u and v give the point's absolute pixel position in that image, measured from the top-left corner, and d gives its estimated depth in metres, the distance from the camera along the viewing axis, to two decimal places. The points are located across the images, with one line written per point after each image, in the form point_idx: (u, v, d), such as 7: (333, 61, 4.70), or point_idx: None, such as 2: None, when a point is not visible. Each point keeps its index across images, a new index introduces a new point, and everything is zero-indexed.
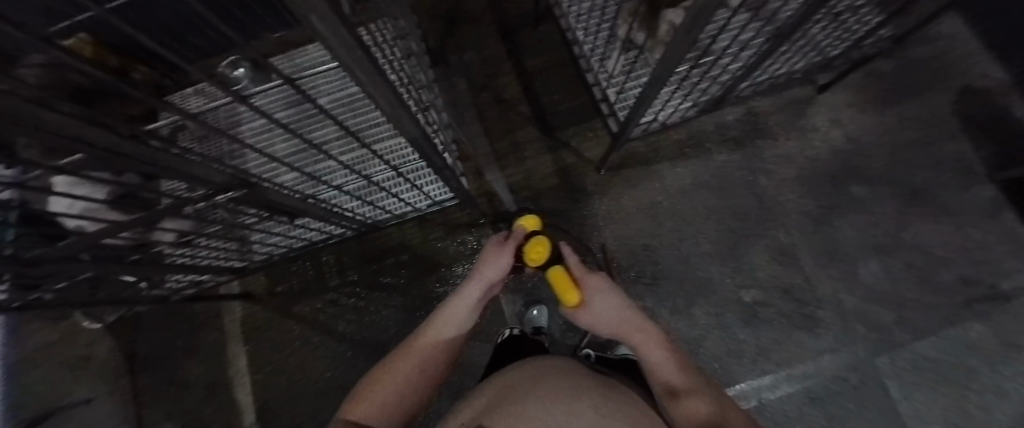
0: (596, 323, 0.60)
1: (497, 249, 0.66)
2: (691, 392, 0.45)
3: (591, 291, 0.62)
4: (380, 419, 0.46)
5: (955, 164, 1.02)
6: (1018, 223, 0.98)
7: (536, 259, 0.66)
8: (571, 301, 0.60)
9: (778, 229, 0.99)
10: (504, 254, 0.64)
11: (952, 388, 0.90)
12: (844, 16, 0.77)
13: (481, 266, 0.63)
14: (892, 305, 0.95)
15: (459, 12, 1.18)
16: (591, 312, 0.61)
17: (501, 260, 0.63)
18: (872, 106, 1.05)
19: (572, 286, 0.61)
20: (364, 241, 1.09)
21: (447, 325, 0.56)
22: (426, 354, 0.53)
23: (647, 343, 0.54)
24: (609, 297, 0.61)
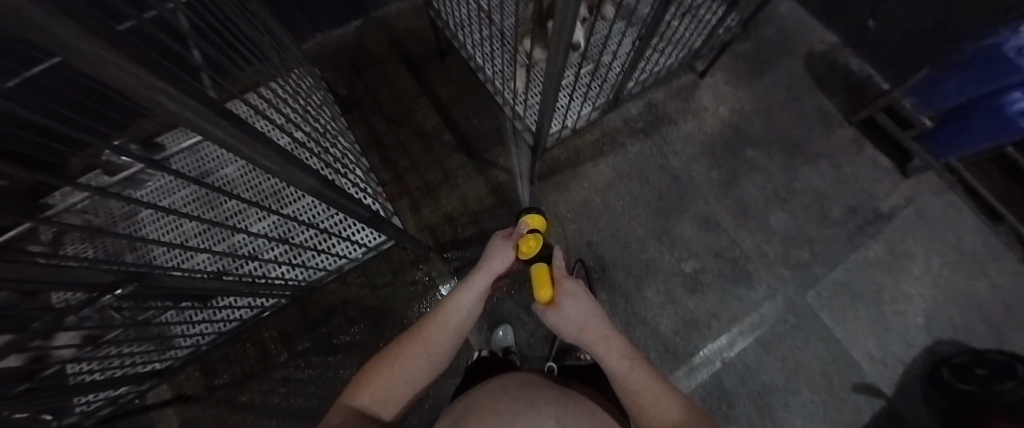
0: (562, 324, 0.58)
1: (502, 241, 0.67)
2: (652, 393, 0.49)
3: (566, 293, 0.60)
4: (383, 402, 0.51)
5: (819, 115, 1.20)
6: (876, 154, 1.17)
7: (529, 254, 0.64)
8: (542, 297, 0.60)
9: (698, 200, 1.10)
10: (509, 248, 0.65)
11: (870, 304, 1.03)
12: (694, 12, 0.90)
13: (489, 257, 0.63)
14: (804, 244, 1.07)
15: (365, 58, 1.21)
16: (561, 314, 0.59)
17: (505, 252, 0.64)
18: (743, 81, 1.22)
19: (548, 282, 0.62)
20: (306, 304, 1.03)
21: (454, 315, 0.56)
22: (432, 342, 0.54)
23: (612, 350, 0.53)
24: (583, 301, 0.58)
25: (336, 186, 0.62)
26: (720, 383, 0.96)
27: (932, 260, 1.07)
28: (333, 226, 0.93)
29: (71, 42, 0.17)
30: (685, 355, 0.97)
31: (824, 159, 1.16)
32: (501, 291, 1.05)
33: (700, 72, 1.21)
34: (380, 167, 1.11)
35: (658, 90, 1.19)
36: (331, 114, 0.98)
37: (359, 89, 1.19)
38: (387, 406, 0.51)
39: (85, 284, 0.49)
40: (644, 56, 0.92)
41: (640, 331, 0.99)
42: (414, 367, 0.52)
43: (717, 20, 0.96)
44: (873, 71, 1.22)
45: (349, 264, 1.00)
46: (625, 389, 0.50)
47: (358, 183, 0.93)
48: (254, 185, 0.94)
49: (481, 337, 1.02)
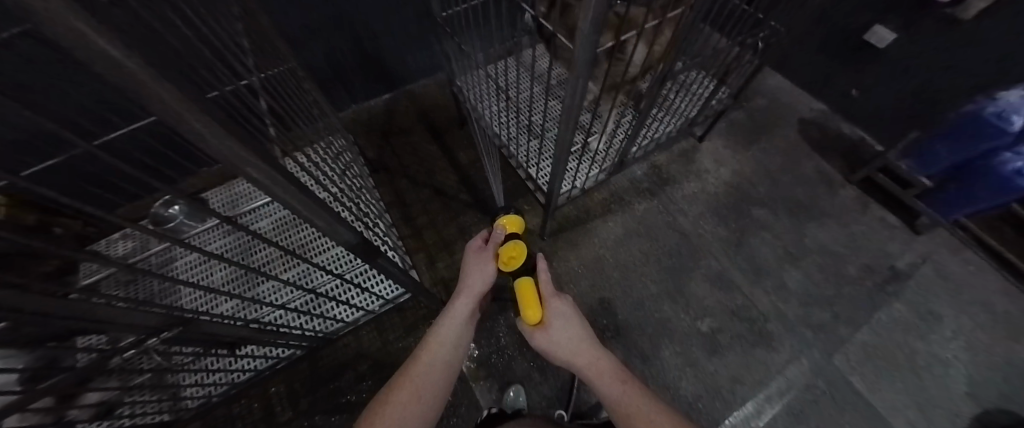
0: (551, 344, 0.61)
1: (481, 255, 0.72)
2: (642, 415, 0.53)
3: (554, 312, 0.63)
4: None
5: (818, 176, 1.26)
6: (881, 213, 1.20)
7: (511, 264, 0.69)
8: (530, 317, 0.61)
9: (709, 257, 1.11)
10: (487, 263, 0.71)
11: (905, 369, 0.97)
12: (689, 87, 1.01)
13: (469, 277, 0.70)
14: (823, 303, 1.05)
15: (392, 125, 1.36)
16: (548, 334, 0.61)
17: (484, 267, 0.71)
18: (741, 145, 1.31)
19: (536, 301, 0.63)
20: (317, 359, 1.02)
21: (445, 342, 0.63)
22: (422, 375, 0.59)
23: (602, 374, 0.58)
24: (570, 321, 0.63)
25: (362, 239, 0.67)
26: None
27: (962, 320, 1.03)
28: (355, 277, 0.98)
29: (128, 72, 0.22)
30: (709, 423, 0.91)
31: (830, 217, 1.19)
32: (513, 348, 1.04)
33: (699, 137, 1.30)
34: (399, 223, 1.18)
35: (661, 153, 1.28)
36: (360, 174, 1.08)
37: (386, 152, 1.31)
38: None
39: (135, 325, 0.53)
40: (645, 124, 1.01)
41: (660, 396, 0.94)
42: (415, 398, 0.56)
43: (709, 92, 1.07)
44: (866, 135, 1.30)
45: (366, 316, 1.02)
46: (620, 413, 0.54)
47: (382, 236, 0.99)
48: (286, 237, 1.01)
49: (491, 398, 0.98)
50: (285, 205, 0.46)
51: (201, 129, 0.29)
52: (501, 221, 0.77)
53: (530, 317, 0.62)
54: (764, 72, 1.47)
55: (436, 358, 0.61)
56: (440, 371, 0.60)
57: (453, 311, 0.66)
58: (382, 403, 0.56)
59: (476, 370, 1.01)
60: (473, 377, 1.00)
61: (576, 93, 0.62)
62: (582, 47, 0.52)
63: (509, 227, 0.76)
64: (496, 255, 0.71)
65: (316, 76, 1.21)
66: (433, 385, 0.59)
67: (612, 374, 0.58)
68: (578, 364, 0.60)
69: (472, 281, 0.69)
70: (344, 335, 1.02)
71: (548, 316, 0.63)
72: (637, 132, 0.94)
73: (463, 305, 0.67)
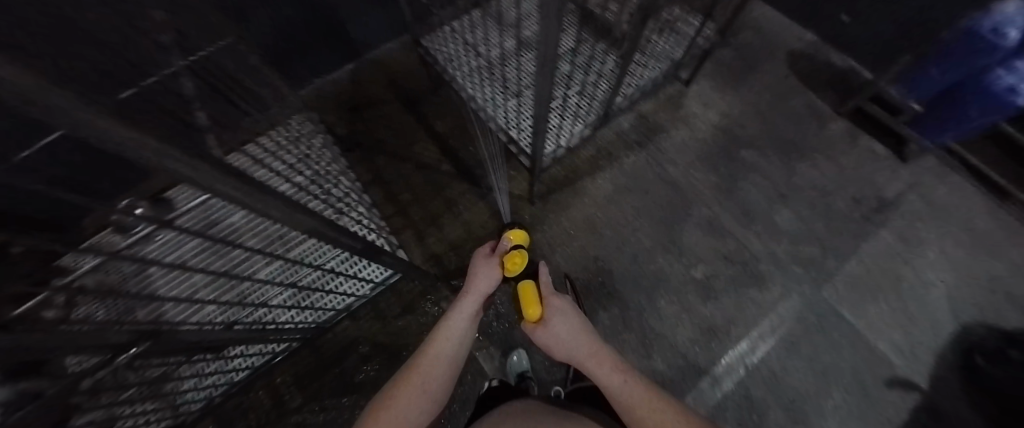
0: (550, 340, 0.64)
1: (487, 260, 0.72)
2: (641, 406, 0.54)
3: (553, 311, 0.65)
4: None
5: (809, 112, 1.22)
6: (871, 143, 1.18)
7: (514, 270, 0.69)
8: (531, 316, 0.65)
9: (701, 205, 1.10)
10: (494, 271, 0.70)
11: (890, 295, 1.00)
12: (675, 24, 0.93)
13: (473, 279, 0.69)
14: (814, 239, 1.06)
15: (361, 98, 1.26)
16: (548, 331, 0.64)
17: (489, 272, 0.70)
18: (730, 85, 1.26)
19: (536, 301, 0.66)
20: (319, 345, 1.02)
21: (449, 340, 0.62)
22: (425, 374, 0.58)
23: (601, 367, 0.59)
24: (571, 317, 0.65)
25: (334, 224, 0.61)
26: (748, 392, 0.92)
27: (945, 243, 1.06)
28: (338, 265, 0.92)
29: None
30: (705, 364, 0.95)
31: (820, 153, 1.17)
32: (512, 316, 1.04)
33: (686, 81, 1.24)
34: (382, 202, 1.13)
35: (647, 101, 1.23)
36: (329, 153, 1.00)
37: (357, 129, 1.22)
38: None
39: (94, 347, 0.49)
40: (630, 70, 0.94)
41: (657, 344, 0.96)
42: (419, 394, 0.57)
43: (696, 29, 0.99)
44: (856, 63, 1.26)
45: (357, 302, 0.99)
46: (621, 404, 0.55)
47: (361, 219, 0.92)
48: (256, 230, 0.92)
49: (494, 364, 1.00)
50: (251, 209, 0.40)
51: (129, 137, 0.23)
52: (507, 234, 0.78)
53: (531, 314, 0.65)
54: (752, 3, 1.38)
55: (439, 353, 0.60)
56: (442, 366, 0.60)
57: (457, 311, 0.65)
58: (385, 405, 0.55)
59: (478, 340, 1.02)
60: (476, 346, 1.01)
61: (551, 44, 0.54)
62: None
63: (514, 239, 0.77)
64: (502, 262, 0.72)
65: (265, 49, 1.08)
66: (436, 380, 0.59)
67: (608, 363, 0.60)
68: (578, 358, 0.62)
69: (476, 283, 0.68)
70: (340, 321, 1.01)
71: (549, 311, 0.66)
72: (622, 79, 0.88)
73: (469, 305, 0.66)
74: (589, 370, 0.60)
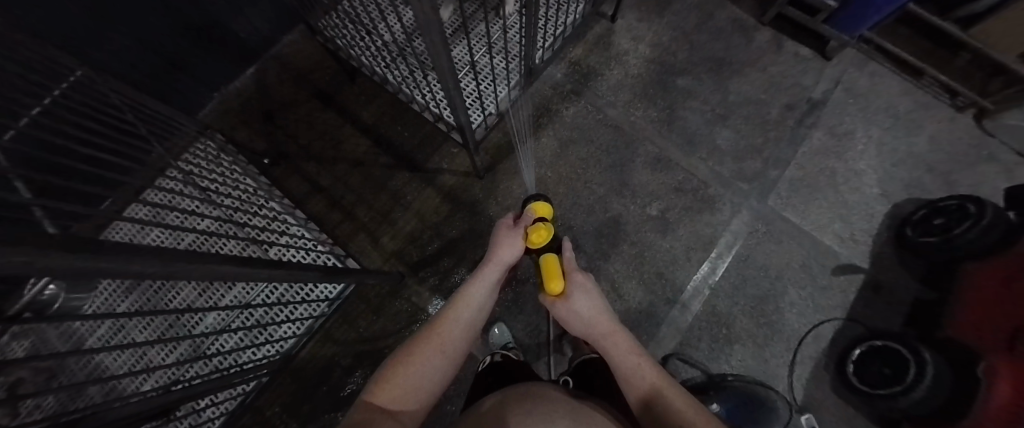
0: (570, 315, 0.59)
1: (510, 228, 0.65)
2: (658, 393, 0.49)
3: (575, 286, 0.59)
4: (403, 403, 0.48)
5: (734, 27, 1.21)
6: (797, 46, 1.20)
7: (539, 242, 0.61)
8: (554, 290, 0.57)
9: (645, 143, 1.09)
10: (516, 242, 0.63)
11: (828, 190, 1.06)
12: None
13: (495, 248, 0.63)
14: (754, 153, 1.09)
15: (273, 103, 1.14)
16: (568, 305, 0.58)
17: (513, 240, 0.63)
18: (655, 14, 1.22)
19: (559, 274, 0.59)
20: (296, 368, 0.95)
21: (469, 306, 0.58)
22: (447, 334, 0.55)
23: (617, 347, 0.54)
24: (591, 294, 0.59)
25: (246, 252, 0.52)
26: (714, 309, 0.98)
27: (871, 131, 1.13)
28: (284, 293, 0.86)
29: None
30: (673, 293, 0.99)
31: (749, 66, 1.18)
32: None
33: (611, 17, 1.19)
34: (325, 210, 1.05)
35: (575, 47, 1.18)
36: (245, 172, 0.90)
37: (278, 139, 1.12)
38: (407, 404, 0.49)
39: None
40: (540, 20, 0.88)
41: (627, 285, 0.99)
42: (437, 351, 0.53)
43: None
44: None
45: (317, 322, 0.94)
46: (633, 387, 0.50)
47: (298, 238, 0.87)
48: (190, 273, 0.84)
49: (478, 343, 1.00)
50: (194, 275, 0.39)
51: (82, 273, 0.23)
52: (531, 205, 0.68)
53: (552, 288, 0.58)
54: None
55: (460, 318, 0.57)
56: (459, 329, 0.56)
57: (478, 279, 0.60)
58: (400, 362, 0.52)
59: None
60: None
61: (434, 34, 0.45)
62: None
63: (539, 212, 0.66)
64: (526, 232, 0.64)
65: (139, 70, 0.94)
66: (455, 343, 0.55)
67: (622, 340, 0.54)
68: (592, 336, 0.57)
69: (500, 252, 0.62)
70: (306, 345, 0.95)
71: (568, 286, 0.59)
72: (532, 35, 0.82)
73: (490, 275, 0.61)
74: (602, 349, 0.55)
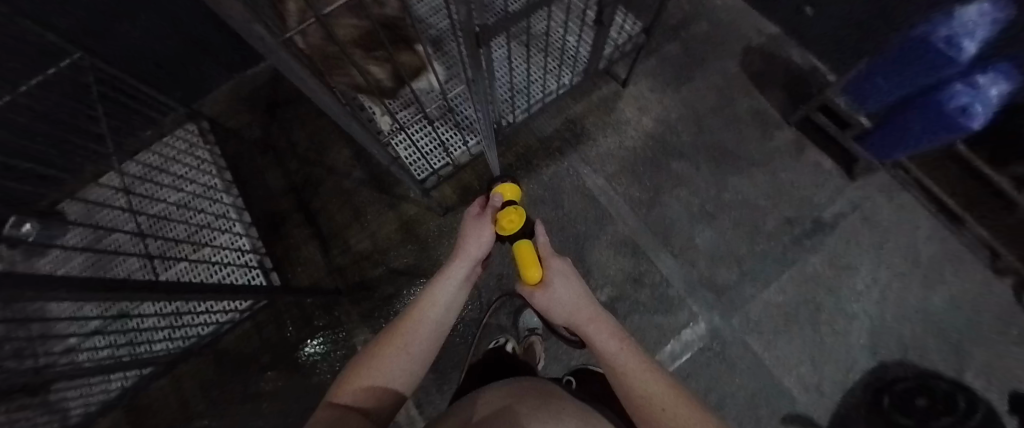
0: (554, 309, 0.42)
1: (477, 215, 0.50)
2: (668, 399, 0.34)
3: (555, 270, 0.43)
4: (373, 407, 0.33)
5: (753, 118, 1.11)
6: (820, 155, 1.08)
7: (510, 229, 0.46)
8: (530, 279, 0.41)
9: (616, 221, 1.03)
10: (485, 226, 0.48)
11: (806, 325, 0.95)
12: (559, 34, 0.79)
13: (462, 239, 0.48)
14: (733, 262, 0.99)
15: (278, 93, 1.16)
16: (550, 299, 0.42)
17: (479, 230, 0.48)
18: (670, 86, 1.14)
19: (535, 260, 0.42)
20: (222, 351, 1.00)
21: (438, 304, 0.40)
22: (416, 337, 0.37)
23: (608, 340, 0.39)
24: (576, 281, 0.44)
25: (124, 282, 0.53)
26: None
27: (878, 271, 0.99)
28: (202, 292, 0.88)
29: None
30: None
31: (759, 166, 1.07)
32: None
33: (622, 80, 1.13)
34: (292, 209, 1.08)
35: (576, 103, 1.13)
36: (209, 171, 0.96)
37: (272, 131, 1.14)
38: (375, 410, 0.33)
39: None
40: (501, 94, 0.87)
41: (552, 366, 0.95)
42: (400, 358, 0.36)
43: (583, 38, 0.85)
44: (818, 62, 1.13)
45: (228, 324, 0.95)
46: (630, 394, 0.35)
47: (235, 241, 0.92)
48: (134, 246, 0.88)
49: None
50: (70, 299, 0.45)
51: None
52: (497, 188, 0.57)
53: (528, 276, 0.42)
54: None
55: (427, 318, 0.39)
56: (429, 334, 0.38)
57: (445, 273, 0.43)
58: (355, 372, 0.35)
59: None
60: None
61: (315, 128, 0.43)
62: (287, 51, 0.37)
63: (507, 195, 0.56)
64: (494, 218, 0.49)
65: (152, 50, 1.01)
66: (421, 350, 0.37)
67: (612, 332, 0.40)
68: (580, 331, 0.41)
69: (468, 244, 0.47)
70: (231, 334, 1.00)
71: (547, 271, 0.43)
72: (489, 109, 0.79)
73: (457, 269, 0.44)
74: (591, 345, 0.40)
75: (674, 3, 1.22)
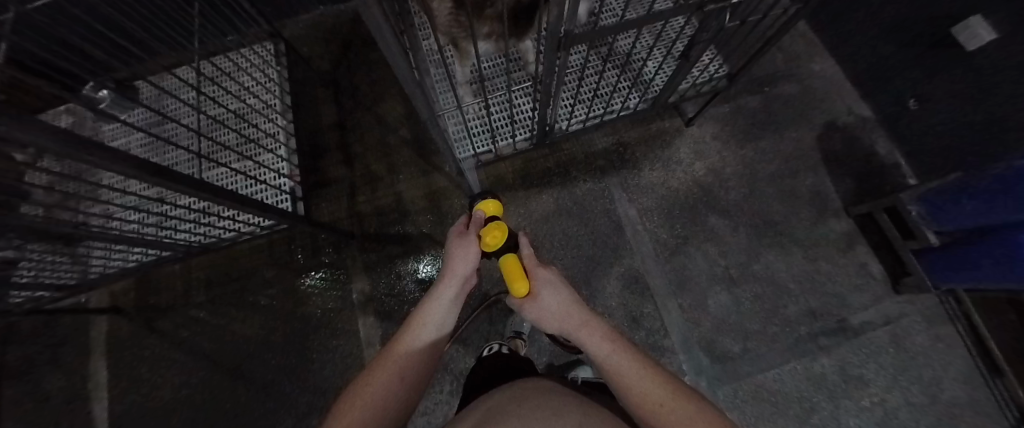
0: (542, 317, 0.42)
1: (461, 236, 0.53)
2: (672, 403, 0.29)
3: (539, 279, 0.44)
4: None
5: (812, 198, 1.04)
6: (869, 257, 1.01)
7: (493, 245, 0.50)
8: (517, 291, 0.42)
9: (635, 257, 1.01)
10: (471, 244, 0.51)
11: (794, 423, 0.91)
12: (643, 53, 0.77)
13: (449, 258, 0.49)
14: (740, 334, 0.96)
15: (355, 35, 1.19)
16: (537, 306, 0.42)
17: (467, 249, 0.50)
18: (735, 139, 1.09)
19: (520, 269, 0.44)
20: (236, 255, 1.06)
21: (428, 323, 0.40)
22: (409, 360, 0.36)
23: (597, 342, 0.36)
24: (561, 287, 0.44)
25: (171, 172, 0.56)
26: None
27: (889, 395, 0.92)
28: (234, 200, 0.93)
29: None
30: None
31: (801, 248, 1.01)
32: (409, 297, 1.02)
33: (688, 118, 1.09)
34: (333, 146, 1.12)
35: (634, 128, 1.10)
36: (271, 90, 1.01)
37: (339, 67, 1.17)
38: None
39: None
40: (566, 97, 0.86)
41: None
42: (395, 379, 0.34)
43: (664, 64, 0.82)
44: (902, 161, 1.04)
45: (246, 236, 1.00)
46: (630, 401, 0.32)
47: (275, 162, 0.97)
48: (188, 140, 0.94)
49: (375, 333, 1.01)
50: (117, 173, 0.47)
51: None
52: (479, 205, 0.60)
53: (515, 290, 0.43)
54: (812, 52, 1.15)
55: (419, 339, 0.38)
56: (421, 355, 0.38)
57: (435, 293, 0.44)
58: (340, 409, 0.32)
59: (365, 304, 1.03)
60: (363, 312, 1.02)
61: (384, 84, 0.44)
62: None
63: (489, 211, 0.59)
64: (479, 237, 0.52)
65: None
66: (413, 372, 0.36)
67: (599, 330, 0.37)
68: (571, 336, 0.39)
69: (455, 263, 0.47)
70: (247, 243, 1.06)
71: (535, 283, 0.44)
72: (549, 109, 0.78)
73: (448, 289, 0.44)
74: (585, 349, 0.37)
75: (769, 56, 1.15)
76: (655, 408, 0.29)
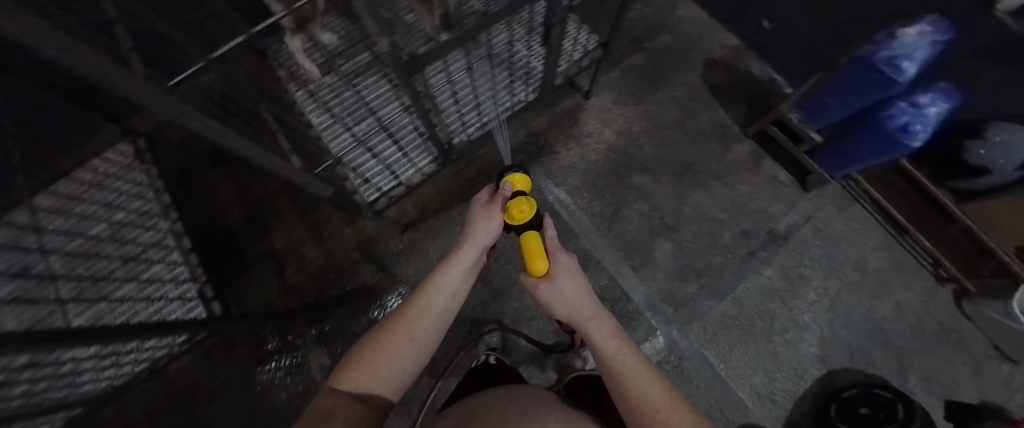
0: (555, 303, 0.44)
1: (486, 203, 0.50)
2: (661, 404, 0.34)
3: (562, 267, 0.44)
4: (378, 387, 0.36)
5: (714, 130, 1.12)
6: (776, 168, 1.10)
7: (519, 220, 0.46)
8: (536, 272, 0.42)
9: (579, 237, 1.03)
10: (494, 215, 0.48)
11: (760, 337, 0.97)
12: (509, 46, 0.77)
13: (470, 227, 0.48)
14: (691, 275, 1.01)
15: None
16: (554, 293, 0.44)
17: (490, 218, 0.48)
18: (633, 99, 1.15)
19: (541, 252, 0.44)
20: (167, 378, 0.94)
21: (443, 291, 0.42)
22: (423, 325, 0.39)
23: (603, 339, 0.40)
24: (581, 279, 0.45)
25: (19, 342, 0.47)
26: None
27: (828, 282, 1.02)
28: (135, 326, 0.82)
29: None
30: None
31: (719, 179, 1.08)
32: None
33: (585, 92, 1.12)
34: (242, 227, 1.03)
35: (540, 115, 1.12)
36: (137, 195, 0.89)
37: None
38: (379, 391, 0.36)
39: None
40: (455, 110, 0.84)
41: None
42: (408, 342, 0.38)
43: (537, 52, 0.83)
44: (775, 75, 1.15)
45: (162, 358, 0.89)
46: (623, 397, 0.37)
47: None
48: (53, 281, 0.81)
49: None
50: None
51: None
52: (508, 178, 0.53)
53: (534, 269, 0.43)
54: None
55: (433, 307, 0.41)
56: (432, 322, 0.40)
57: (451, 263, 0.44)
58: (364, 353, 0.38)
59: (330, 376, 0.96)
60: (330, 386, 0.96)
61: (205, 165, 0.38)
62: (140, 89, 0.32)
63: (518, 185, 0.53)
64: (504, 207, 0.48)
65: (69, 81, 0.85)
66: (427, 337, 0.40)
67: (608, 330, 0.41)
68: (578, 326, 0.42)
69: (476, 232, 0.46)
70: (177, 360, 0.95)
71: (554, 266, 0.44)
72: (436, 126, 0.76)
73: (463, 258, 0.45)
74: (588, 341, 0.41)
75: (639, 13, 1.22)
76: (650, 409, 0.34)
